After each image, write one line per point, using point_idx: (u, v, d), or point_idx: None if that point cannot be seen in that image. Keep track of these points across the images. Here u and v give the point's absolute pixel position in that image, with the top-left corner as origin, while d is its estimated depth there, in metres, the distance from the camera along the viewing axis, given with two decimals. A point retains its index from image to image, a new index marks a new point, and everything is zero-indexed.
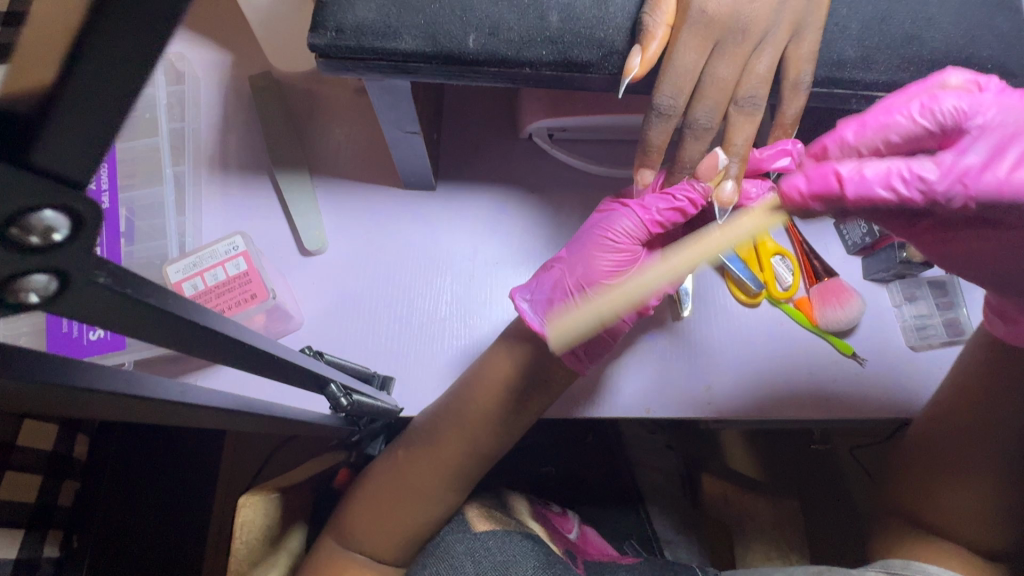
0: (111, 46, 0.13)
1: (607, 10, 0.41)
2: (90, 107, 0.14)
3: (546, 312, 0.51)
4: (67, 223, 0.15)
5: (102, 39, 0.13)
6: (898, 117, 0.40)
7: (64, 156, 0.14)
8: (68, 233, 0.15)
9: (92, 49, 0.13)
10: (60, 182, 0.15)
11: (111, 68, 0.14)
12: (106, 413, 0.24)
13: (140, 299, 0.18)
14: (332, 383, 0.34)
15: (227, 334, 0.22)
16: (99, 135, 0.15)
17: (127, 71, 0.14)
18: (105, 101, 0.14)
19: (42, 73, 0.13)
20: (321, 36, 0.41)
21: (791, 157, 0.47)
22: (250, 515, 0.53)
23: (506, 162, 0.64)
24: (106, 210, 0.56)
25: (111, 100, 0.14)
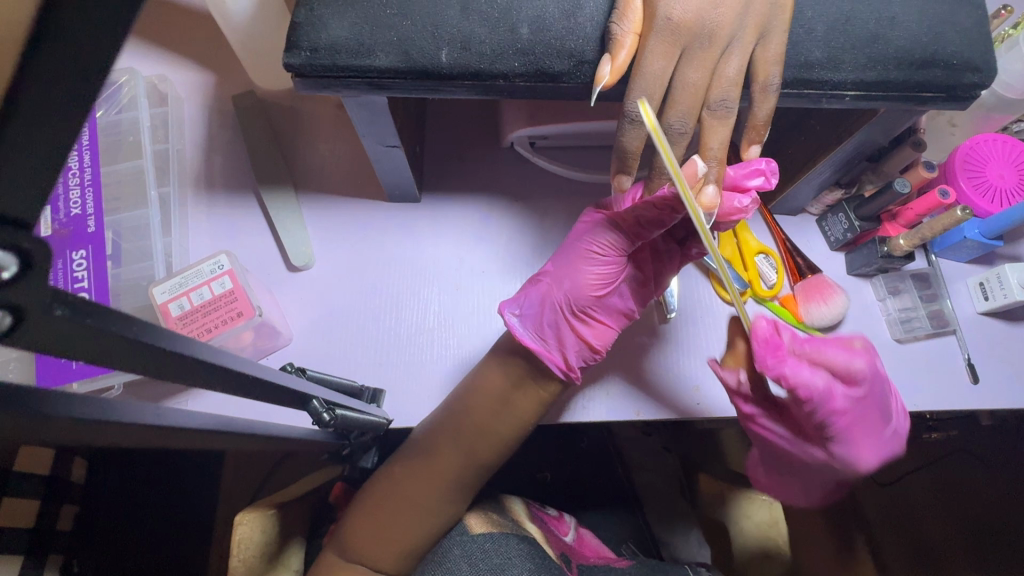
0: (42, 87, 0.15)
1: (576, 21, 0.42)
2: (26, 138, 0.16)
3: (534, 325, 0.53)
4: (14, 261, 0.16)
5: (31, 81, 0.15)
6: (819, 377, 0.49)
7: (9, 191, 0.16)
8: (16, 271, 0.16)
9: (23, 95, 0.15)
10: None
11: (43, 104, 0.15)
12: (89, 439, 0.24)
13: (103, 328, 0.18)
14: (314, 399, 0.34)
15: (196, 356, 0.22)
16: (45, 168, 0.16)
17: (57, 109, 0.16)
18: (42, 131, 0.16)
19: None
20: (296, 56, 0.41)
21: (766, 175, 0.48)
22: (247, 532, 0.54)
23: (488, 172, 0.65)
24: (93, 233, 0.55)
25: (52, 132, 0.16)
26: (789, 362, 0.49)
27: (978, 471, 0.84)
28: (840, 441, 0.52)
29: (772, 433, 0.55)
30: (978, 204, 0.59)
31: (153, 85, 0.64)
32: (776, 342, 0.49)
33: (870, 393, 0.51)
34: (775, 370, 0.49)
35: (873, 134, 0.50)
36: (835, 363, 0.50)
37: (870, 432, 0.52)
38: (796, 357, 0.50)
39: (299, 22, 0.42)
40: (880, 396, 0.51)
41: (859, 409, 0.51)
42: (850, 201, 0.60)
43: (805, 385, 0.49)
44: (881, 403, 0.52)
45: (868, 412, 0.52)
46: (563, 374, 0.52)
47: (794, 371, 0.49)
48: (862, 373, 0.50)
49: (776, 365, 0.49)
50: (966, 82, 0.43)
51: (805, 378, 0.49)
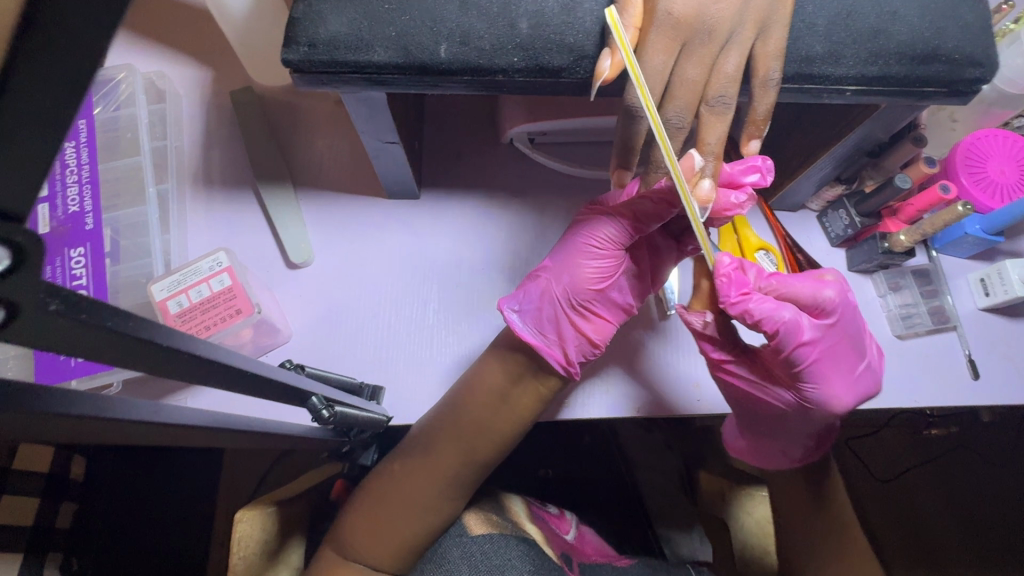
0: (37, 79, 0.15)
1: (576, 15, 0.42)
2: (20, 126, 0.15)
3: (534, 320, 0.52)
4: (6, 255, 0.15)
5: (25, 73, 0.15)
6: (790, 309, 0.47)
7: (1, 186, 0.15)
8: (9, 266, 0.15)
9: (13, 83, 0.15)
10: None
11: (36, 92, 0.15)
12: (88, 436, 0.24)
13: (98, 323, 0.18)
14: (312, 396, 0.34)
15: (192, 352, 0.22)
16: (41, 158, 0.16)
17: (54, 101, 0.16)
18: (39, 125, 0.16)
19: None
20: (294, 51, 0.41)
21: (763, 172, 0.48)
22: (247, 529, 0.54)
23: (488, 168, 0.65)
24: (91, 230, 0.55)
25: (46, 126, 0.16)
26: (756, 298, 0.47)
27: (979, 466, 0.84)
28: (811, 381, 0.49)
29: (739, 380, 0.52)
30: (979, 199, 0.59)
31: (151, 82, 0.63)
32: (743, 277, 0.48)
33: (841, 325, 0.49)
34: (740, 306, 0.47)
35: (873, 129, 0.49)
36: (801, 292, 0.49)
37: (842, 371, 0.49)
38: (764, 294, 0.48)
39: (297, 17, 0.42)
40: (852, 326, 0.50)
41: (833, 342, 0.49)
42: (851, 197, 0.60)
43: (767, 313, 0.47)
44: (854, 337, 0.50)
45: (839, 351, 0.49)
46: (564, 370, 0.52)
47: (764, 305, 0.47)
48: (833, 303, 0.48)
49: (739, 299, 0.47)
50: (968, 77, 0.43)
51: (768, 308, 0.47)
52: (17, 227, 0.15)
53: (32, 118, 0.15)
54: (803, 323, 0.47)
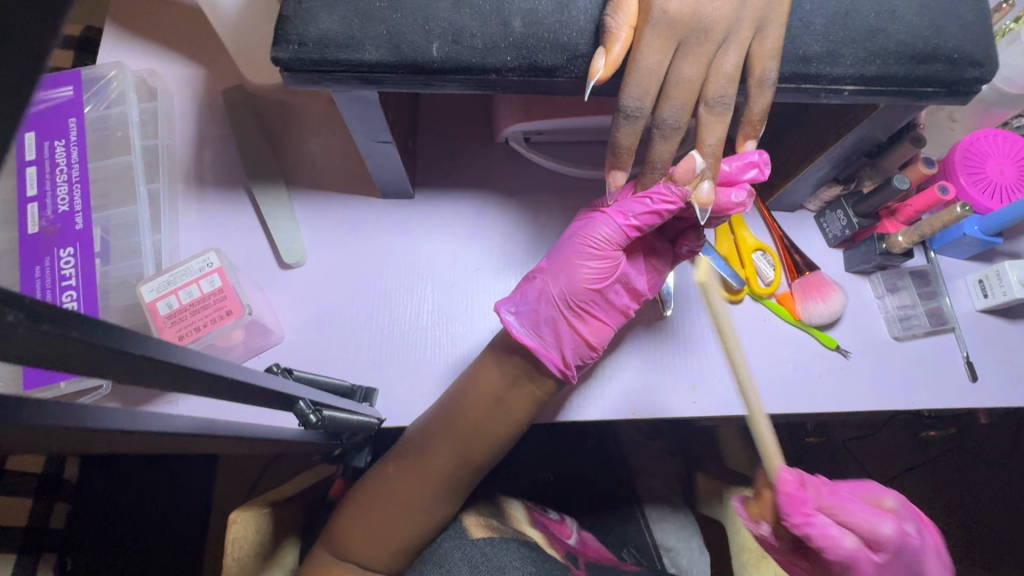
0: None
1: (570, 14, 0.41)
2: None
3: (530, 322, 0.52)
4: None
5: None
6: (846, 539, 0.43)
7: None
8: None
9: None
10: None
11: None
12: (67, 445, 0.23)
13: (64, 332, 0.17)
14: (300, 400, 0.34)
15: (168, 360, 0.22)
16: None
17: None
18: None
19: None
20: (284, 49, 0.40)
21: (761, 166, 0.47)
22: (241, 530, 0.54)
23: (483, 168, 0.64)
24: (80, 230, 0.55)
25: None
26: (812, 519, 0.42)
27: (975, 468, 0.84)
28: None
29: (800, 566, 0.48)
30: (978, 200, 0.58)
31: (142, 80, 0.63)
32: (799, 502, 0.42)
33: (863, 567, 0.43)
34: (800, 529, 0.42)
35: (872, 130, 0.49)
36: (862, 523, 0.43)
37: (939, 566, 0.47)
38: (824, 515, 0.43)
39: (288, 15, 0.41)
40: (909, 550, 0.44)
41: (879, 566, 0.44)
42: (848, 198, 0.60)
43: (852, 520, 0.43)
44: (907, 567, 0.45)
45: (899, 570, 0.44)
46: (560, 372, 0.51)
47: (820, 532, 0.42)
48: (852, 548, 0.43)
49: (806, 514, 0.42)
50: (968, 77, 0.43)
51: (851, 516, 0.43)
52: None
53: None
54: (856, 552, 0.43)
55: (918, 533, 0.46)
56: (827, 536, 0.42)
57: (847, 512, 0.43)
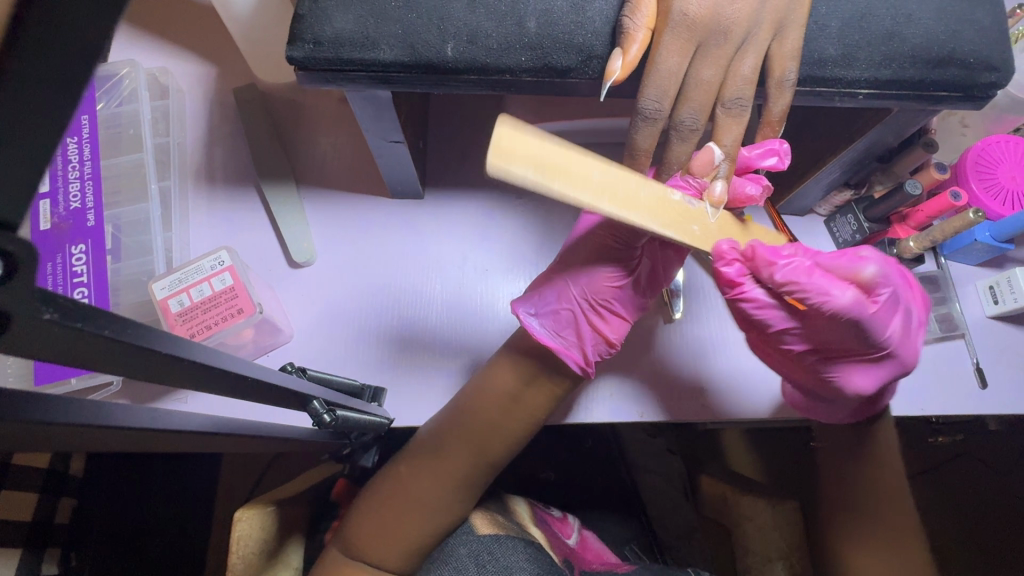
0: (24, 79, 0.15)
1: (586, 15, 0.41)
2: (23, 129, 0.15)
3: (551, 322, 0.52)
4: None
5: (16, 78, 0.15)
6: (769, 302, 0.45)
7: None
8: (0, 275, 0.15)
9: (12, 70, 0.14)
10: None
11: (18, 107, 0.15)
12: (83, 443, 0.23)
13: (97, 332, 0.18)
14: (314, 399, 0.34)
15: (193, 358, 0.22)
16: (28, 163, 0.16)
17: None
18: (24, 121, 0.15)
19: None
20: (299, 48, 0.40)
21: (779, 155, 0.45)
22: (247, 528, 0.53)
23: (493, 168, 0.64)
24: (92, 227, 0.54)
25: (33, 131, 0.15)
26: (745, 293, 0.45)
27: (984, 475, 0.84)
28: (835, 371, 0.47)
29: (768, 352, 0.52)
30: (990, 206, 0.58)
31: (154, 78, 0.63)
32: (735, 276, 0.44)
33: (803, 283, 0.42)
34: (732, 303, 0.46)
35: (884, 134, 0.49)
36: (808, 291, 0.42)
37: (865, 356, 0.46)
38: (760, 287, 0.45)
39: (303, 13, 0.41)
40: (860, 306, 0.42)
41: (805, 272, 0.42)
42: (859, 202, 0.59)
43: (804, 289, 0.42)
44: (863, 329, 0.43)
45: (846, 338, 0.45)
46: (583, 371, 0.51)
47: (745, 302, 0.45)
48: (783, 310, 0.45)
49: (770, 268, 0.43)
50: (982, 82, 0.43)
51: (807, 282, 0.42)
52: (9, 235, 0.15)
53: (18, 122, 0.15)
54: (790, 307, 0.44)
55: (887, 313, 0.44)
56: (766, 302, 0.45)
57: (781, 280, 0.43)
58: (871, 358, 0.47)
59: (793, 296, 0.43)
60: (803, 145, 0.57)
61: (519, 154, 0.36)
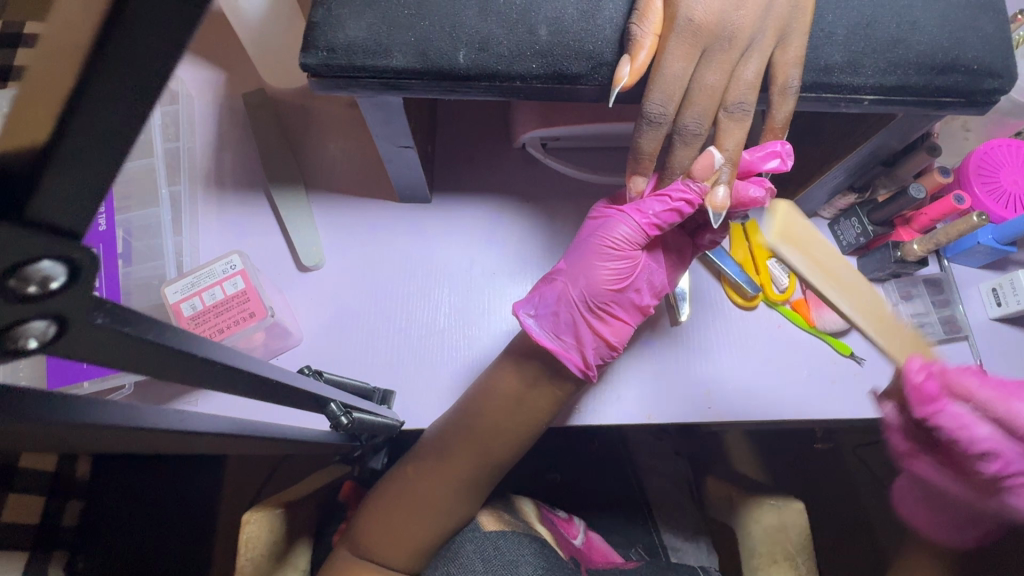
0: (101, 100, 0.14)
1: (595, 22, 0.42)
2: (91, 151, 0.15)
3: (551, 325, 0.52)
4: (64, 271, 0.15)
5: (96, 95, 0.14)
6: (974, 422, 0.46)
7: (65, 208, 0.15)
8: (66, 280, 0.15)
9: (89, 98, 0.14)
10: (45, 231, 0.15)
11: (97, 128, 0.14)
12: (113, 444, 0.24)
13: (139, 336, 0.18)
14: (332, 402, 0.34)
15: (222, 362, 0.22)
16: (95, 180, 0.15)
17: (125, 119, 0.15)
18: (101, 143, 0.15)
19: (37, 133, 0.14)
20: (313, 55, 0.41)
21: (782, 158, 0.46)
22: (255, 530, 0.55)
23: (500, 173, 0.65)
24: (104, 232, 0.56)
25: (105, 150, 0.15)
26: (937, 412, 0.46)
27: None
28: (1010, 495, 0.47)
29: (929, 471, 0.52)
30: (992, 210, 0.59)
31: (164, 84, 0.64)
32: (923, 391, 0.46)
33: (985, 395, 0.45)
34: (927, 418, 0.47)
35: (888, 139, 0.49)
36: (990, 403, 0.45)
37: (1011, 478, 0.46)
38: (953, 401, 0.46)
39: (317, 22, 0.42)
40: (1006, 409, 0.45)
41: (993, 390, 0.45)
42: (863, 206, 0.60)
43: (1006, 404, 0.45)
44: None
45: None
46: (581, 373, 0.52)
47: (949, 417, 0.46)
48: (978, 430, 0.46)
49: (963, 388, 0.46)
50: (985, 88, 0.43)
51: (1000, 398, 0.45)
52: (77, 244, 0.15)
53: (91, 143, 0.15)
54: (978, 425, 0.46)
55: None
56: (964, 419, 0.46)
57: (978, 393, 0.45)
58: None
59: (987, 407, 0.45)
60: (808, 149, 0.58)
61: (789, 237, 0.48)
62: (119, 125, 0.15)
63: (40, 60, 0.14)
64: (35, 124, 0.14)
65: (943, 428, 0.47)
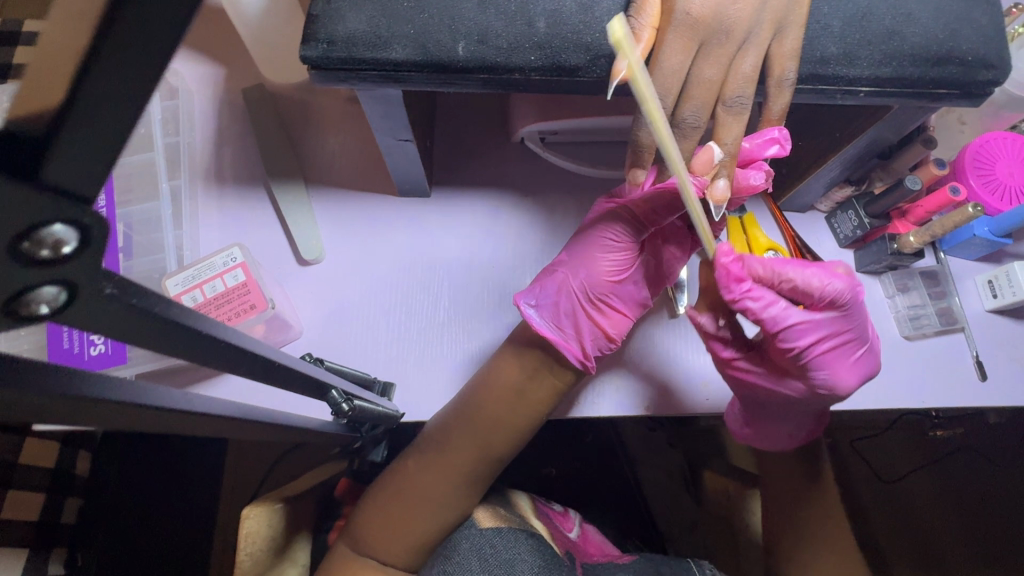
0: (114, 65, 0.14)
1: (594, 14, 0.42)
2: (107, 119, 0.15)
3: (552, 315, 0.52)
4: (76, 236, 0.16)
5: (108, 59, 0.14)
6: (769, 297, 0.49)
7: (78, 174, 0.15)
8: (77, 246, 0.16)
9: (101, 65, 0.14)
10: (56, 193, 0.15)
11: (108, 97, 0.15)
12: (115, 425, 0.24)
13: (146, 309, 0.19)
14: (333, 389, 0.35)
15: (227, 341, 0.23)
16: (111, 147, 0.15)
17: (138, 86, 0.15)
18: (115, 108, 0.15)
19: (52, 96, 0.14)
20: (313, 48, 0.41)
21: (781, 144, 0.47)
22: (253, 526, 0.54)
23: (499, 167, 0.65)
24: (104, 224, 0.56)
25: (120, 120, 0.15)
26: (741, 294, 0.48)
27: (982, 470, 0.85)
28: (820, 370, 0.49)
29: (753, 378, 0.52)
30: (988, 202, 0.59)
31: (164, 79, 0.64)
32: (731, 276, 0.48)
33: (808, 272, 0.48)
34: (733, 299, 0.49)
35: (884, 131, 0.50)
36: (808, 279, 0.48)
37: (848, 354, 0.49)
38: (756, 282, 0.49)
39: (317, 15, 0.42)
40: (854, 287, 0.47)
41: (781, 261, 0.48)
42: (860, 198, 0.60)
43: (798, 274, 0.48)
44: (860, 328, 0.49)
45: (841, 326, 0.49)
46: (580, 364, 0.52)
47: (747, 298, 0.48)
48: (787, 311, 0.48)
49: (765, 263, 0.48)
50: (980, 79, 0.44)
51: (800, 271, 0.48)
52: (84, 208, 0.16)
53: (102, 112, 0.15)
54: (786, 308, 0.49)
55: (818, 308, 0.49)
56: (760, 295, 0.48)
57: (765, 266, 0.48)
58: (854, 362, 0.50)
59: (798, 283, 0.48)
60: (805, 142, 0.58)
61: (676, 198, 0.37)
62: (129, 99, 0.15)
63: (53, 35, 0.14)
64: (50, 88, 0.14)
65: (751, 309, 0.49)
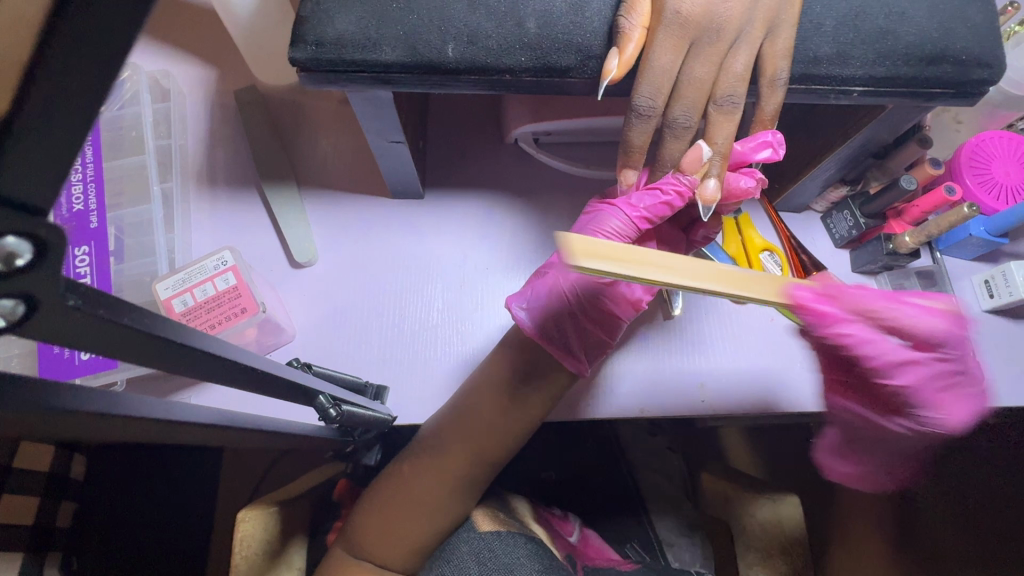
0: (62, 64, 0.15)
1: (584, 15, 0.42)
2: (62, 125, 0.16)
3: (542, 317, 0.52)
4: (30, 248, 0.16)
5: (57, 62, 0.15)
6: (872, 337, 0.44)
7: (24, 179, 0.15)
8: (32, 258, 0.16)
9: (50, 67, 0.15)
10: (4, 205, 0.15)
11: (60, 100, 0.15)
12: (96, 434, 0.24)
13: (116, 319, 0.19)
14: (321, 395, 0.34)
15: (203, 349, 0.22)
16: (65, 150, 0.16)
17: (85, 92, 0.15)
18: (62, 112, 0.15)
19: None
20: (301, 49, 0.41)
21: (774, 147, 0.47)
22: (249, 528, 0.54)
23: (493, 169, 0.65)
24: (94, 229, 0.55)
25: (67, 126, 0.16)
26: (844, 329, 0.43)
27: None
28: (929, 412, 0.45)
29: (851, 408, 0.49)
30: (985, 201, 0.59)
31: (156, 81, 0.63)
32: (829, 313, 0.42)
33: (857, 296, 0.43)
34: (832, 337, 0.43)
35: (879, 131, 0.50)
36: (916, 312, 0.44)
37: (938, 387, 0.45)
38: (872, 317, 0.44)
39: (305, 16, 0.42)
40: (922, 320, 0.44)
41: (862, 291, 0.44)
42: (855, 198, 0.60)
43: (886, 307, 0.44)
44: (959, 360, 0.45)
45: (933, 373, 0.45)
46: (573, 366, 0.51)
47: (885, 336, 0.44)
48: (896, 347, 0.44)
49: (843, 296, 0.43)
50: (975, 78, 0.43)
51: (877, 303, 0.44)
52: (41, 222, 0.16)
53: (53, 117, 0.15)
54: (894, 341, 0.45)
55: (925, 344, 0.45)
56: (869, 334, 0.44)
57: (861, 301, 0.43)
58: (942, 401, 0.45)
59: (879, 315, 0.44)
60: (800, 142, 0.58)
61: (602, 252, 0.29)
62: (75, 103, 0.15)
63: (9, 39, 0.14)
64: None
65: (863, 348, 0.43)
